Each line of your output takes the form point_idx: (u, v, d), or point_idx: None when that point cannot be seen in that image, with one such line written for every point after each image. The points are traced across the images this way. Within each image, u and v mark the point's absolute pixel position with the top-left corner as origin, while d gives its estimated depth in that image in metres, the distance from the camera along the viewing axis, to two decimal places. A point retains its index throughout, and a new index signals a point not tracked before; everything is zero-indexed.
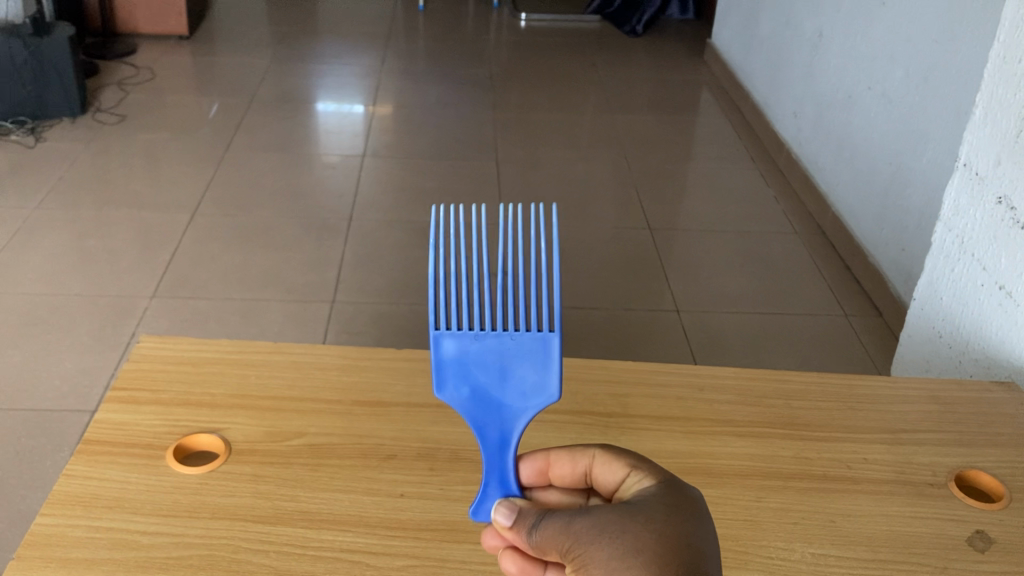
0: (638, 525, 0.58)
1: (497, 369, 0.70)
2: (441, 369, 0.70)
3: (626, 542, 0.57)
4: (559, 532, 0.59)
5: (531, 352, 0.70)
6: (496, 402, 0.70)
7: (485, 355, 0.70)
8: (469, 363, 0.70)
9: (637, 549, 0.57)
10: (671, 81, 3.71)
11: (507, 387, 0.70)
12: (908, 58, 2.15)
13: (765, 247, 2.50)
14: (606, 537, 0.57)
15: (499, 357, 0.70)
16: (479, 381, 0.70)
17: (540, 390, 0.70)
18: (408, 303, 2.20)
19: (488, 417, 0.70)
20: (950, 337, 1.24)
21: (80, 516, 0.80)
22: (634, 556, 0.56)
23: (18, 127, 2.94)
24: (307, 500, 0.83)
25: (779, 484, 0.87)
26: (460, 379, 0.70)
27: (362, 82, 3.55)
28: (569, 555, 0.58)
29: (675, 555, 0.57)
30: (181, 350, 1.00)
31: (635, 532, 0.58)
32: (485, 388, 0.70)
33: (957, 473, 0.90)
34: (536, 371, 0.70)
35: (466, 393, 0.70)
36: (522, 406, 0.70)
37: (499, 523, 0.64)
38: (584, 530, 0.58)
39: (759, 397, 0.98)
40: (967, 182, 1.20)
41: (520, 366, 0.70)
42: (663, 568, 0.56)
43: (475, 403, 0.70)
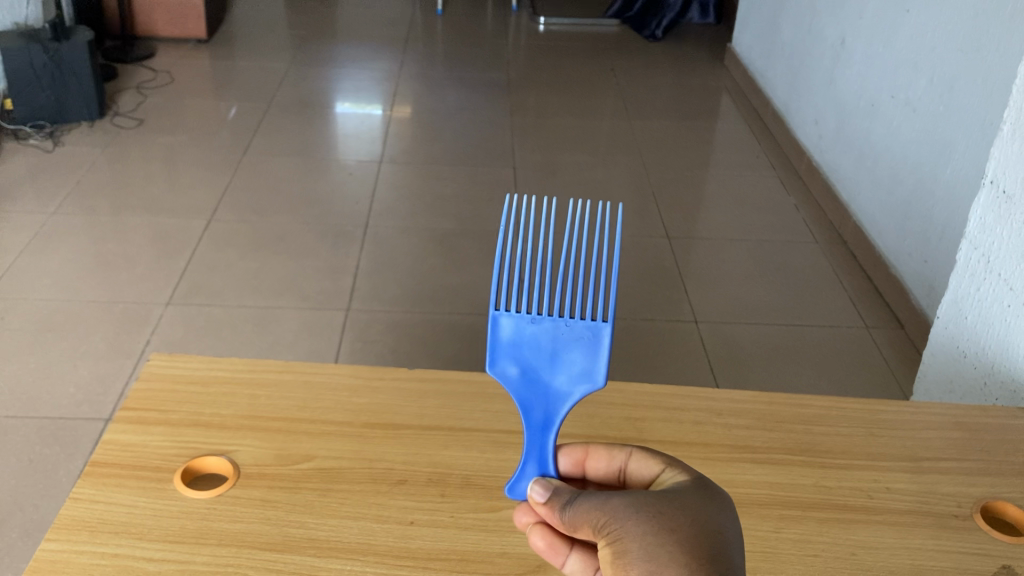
0: (673, 507, 0.59)
1: (548, 353, 0.70)
2: (496, 347, 0.70)
3: (661, 521, 0.58)
4: (594, 507, 0.60)
5: (583, 340, 0.70)
6: (544, 384, 0.70)
7: (538, 338, 0.70)
8: (523, 344, 0.70)
9: (672, 528, 0.58)
10: (690, 87, 3.68)
11: (555, 371, 0.70)
12: (932, 66, 2.12)
13: (785, 257, 2.47)
14: (641, 514, 0.59)
15: (550, 342, 0.70)
16: (530, 362, 0.70)
17: (588, 378, 0.70)
18: (423, 311, 2.19)
19: (535, 398, 0.71)
20: (974, 357, 1.22)
21: (86, 542, 0.79)
22: (668, 535, 0.57)
23: (36, 131, 2.95)
24: (315, 527, 0.81)
25: (798, 514, 0.85)
26: (512, 358, 0.71)
27: (380, 86, 3.54)
28: (603, 530, 0.59)
29: (707, 540, 0.58)
30: (191, 369, 0.99)
31: (669, 513, 0.59)
32: (535, 369, 0.70)
33: (983, 505, 0.87)
34: (586, 358, 0.70)
35: (516, 373, 0.70)
36: (569, 391, 0.70)
37: (533, 499, 0.64)
38: (621, 507, 0.59)
39: (778, 422, 0.96)
40: (994, 200, 1.17)
41: (572, 351, 0.70)
42: (693, 549, 0.57)
43: (524, 383, 0.71)
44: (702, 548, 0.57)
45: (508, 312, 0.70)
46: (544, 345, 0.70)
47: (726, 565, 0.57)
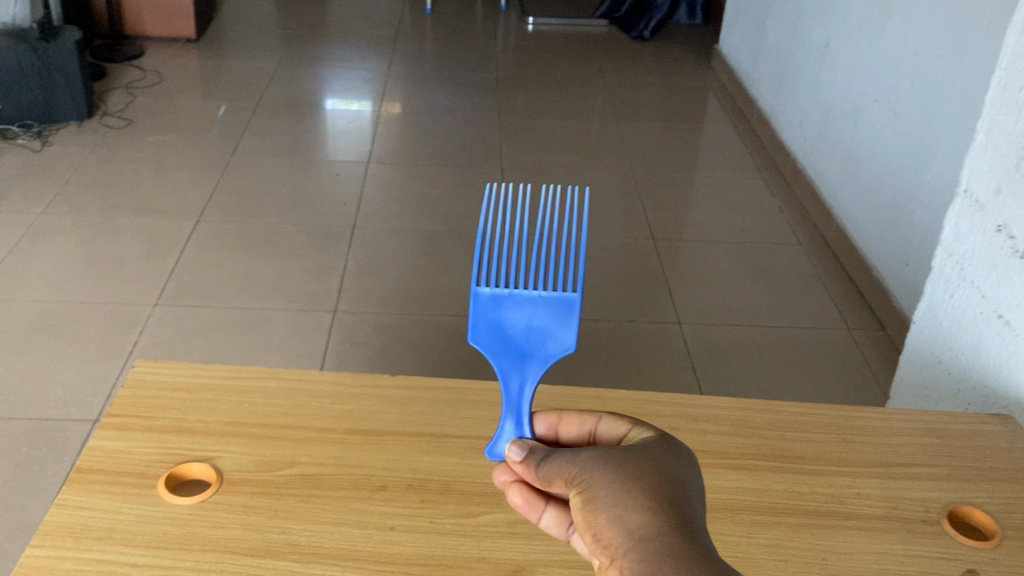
0: (639, 458, 0.58)
1: (523, 324, 0.72)
2: (475, 320, 0.72)
3: (628, 470, 0.56)
4: (564, 462, 0.59)
5: (554, 307, 0.72)
6: (519, 354, 0.72)
7: (514, 310, 0.72)
8: (500, 316, 0.72)
9: (636, 474, 0.56)
10: (678, 88, 3.71)
11: (530, 341, 0.72)
12: (915, 71, 2.14)
13: (770, 259, 2.49)
14: (608, 463, 0.57)
15: (526, 312, 0.72)
16: (507, 333, 0.72)
17: (561, 346, 0.71)
18: (411, 312, 2.21)
19: (512, 367, 0.72)
20: (948, 363, 1.24)
21: (70, 547, 0.80)
22: (633, 481, 0.56)
23: (24, 131, 2.95)
24: (297, 533, 0.83)
25: (770, 519, 0.87)
26: (491, 331, 0.72)
27: (369, 86, 3.55)
28: (573, 481, 0.58)
29: (671, 486, 0.56)
30: (176, 375, 1.01)
31: (635, 462, 0.57)
32: (512, 341, 0.72)
33: (950, 510, 0.90)
34: (559, 328, 0.72)
35: (495, 343, 0.72)
36: (543, 357, 0.71)
37: (511, 458, 0.64)
38: (589, 458, 0.58)
39: (753, 429, 0.98)
40: (967, 209, 1.19)
41: (545, 320, 0.72)
42: (658, 493, 0.55)
43: (502, 354, 0.72)
44: (666, 493, 0.55)
45: (487, 285, 0.72)
46: (520, 316, 0.72)
47: (690, 510, 0.55)
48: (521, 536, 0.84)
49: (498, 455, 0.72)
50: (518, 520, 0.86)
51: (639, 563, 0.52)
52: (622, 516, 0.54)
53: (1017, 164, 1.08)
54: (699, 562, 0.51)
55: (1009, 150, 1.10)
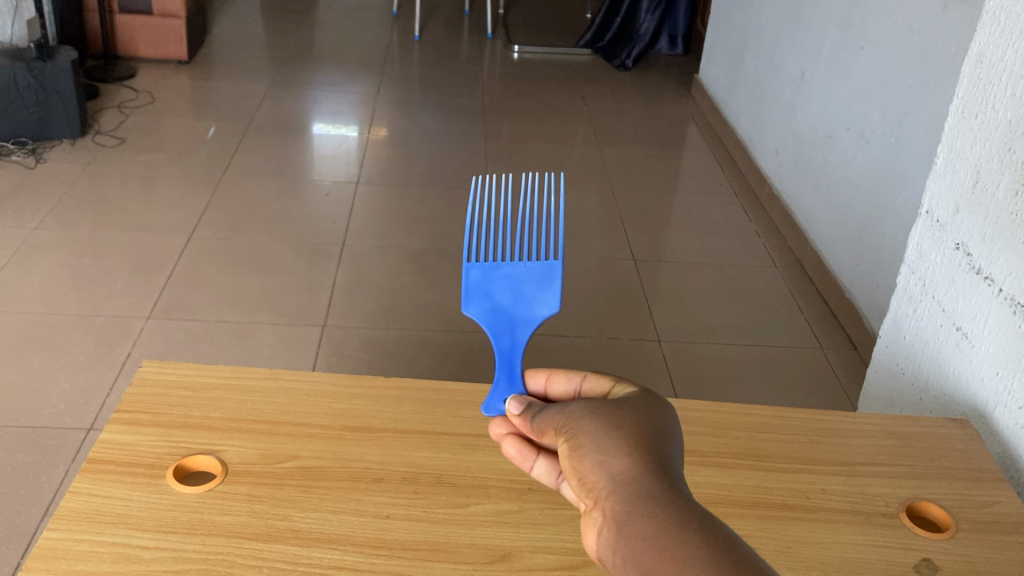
0: (622, 410, 0.61)
1: (511, 293, 0.77)
2: (467, 292, 0.77)
3: (611, 420, 0.60)
4: (558, 416, 0.63)
5: (538, 276, 0.77)
6: (508, 317, 0.77)
7: (502, 281, 0.77)
8: (490, 285, 0.77)
9: (620, 424, 0.59)
10: (659, 116, 3.80)
11: (518, 307, 0.77)
12: (884, 100, 2.23)
13: (746, 280, 2.57)
14: (596, 414, 0.61)
15: (512, 282, 0.77)
16: (498, 299, 0.77)
17: (546, 309, 0.76)
18: (397, 328, 2.26)
19: (503, 330, 0.76)
20: (911, 374, 1.31)
21: (85, 531, 0.85)
22: (615, 430, 0.59)
23: (18, 148, 3.00)
24: (298, 519, 0.88)
25: (741, 511, 0.93)
26: (481, 301, 0.77)
27: (358, 109, 3.63)
28: (565, 432, 0.61)
29: (651, 434, 0.59)
30: (181, 375, 1.06)
31: (618, 412, 0.61)
32: (502, 308, 0.77)
33: (908, 504, 0.96)
34: (544, 293, 0.77)
35: (486, 312, 0.77)
36: (530, 319, 0.77)
37: (510, 412, 0.69)
38: (579, 411, 0.62)
39: (725, 429, 1.04)
40: (929, 229, 1.27)
41: (529, 286, 0.77)
42: (637, 440, 0.58)
43: (494, 320, 0.77)
44: (646, 440, 0.58)
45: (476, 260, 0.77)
46: (508, 285, 0.77)
47: (669, 457, 0.57)
48: (509, 524, 0.90)
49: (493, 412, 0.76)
50: (505, 510, 0.91)
51: (618, 503, 0.55)
52: (605, 460, 0.57)
53: (973, 187, 1.16)
54: (674, 501, 0.53)
55: (967, 174, 1.17)
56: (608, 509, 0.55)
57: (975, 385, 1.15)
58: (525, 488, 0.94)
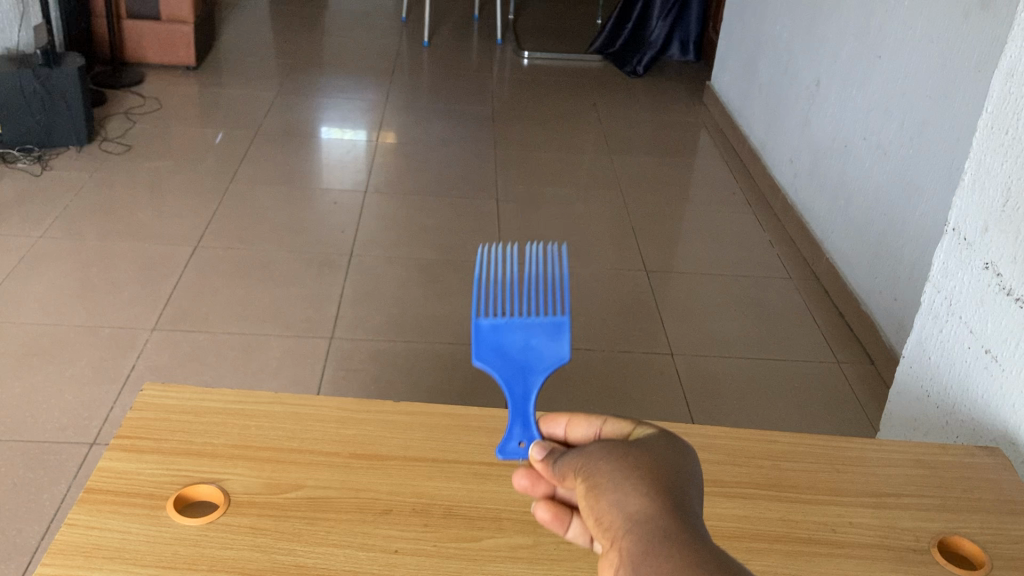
0: (640, 449, 0.57)
1: (522, 343, 0.75)
2: (477, 346, 0.75)
3: (628, 459, 0.56)
4: (575, 456, 0.60)
5: (548, 328, 0.75)
6: (520, 366, 0.75)
7: (513, 332, 0.75)
8: (500, 338, 0.75)
9: (637, 463, 0.55)
10: (670, 123, 3.76)
11: (531, 357, 0.75)
12: (902, 111, 2.19)
13: (760, 292, 2.53)
14: (613, 454, 0.57)
15: (523, 333, 0.75)
16: (508, 351, 0.75)
17: (557, 357, 0.75)
18: (407, 340, 2.22)
19: (515, 379, 0.75)
20: (936, 397, 1.27)
21: (81, 566, 0.81)
22: (632, 469, 0.55)
23: (24, 155, 2.98)
24: (303, 554, 0.85)
25: (765, 546, 0.89)
26: (493, 352, 0.75)
27: (366, 116, 3.60)
28: (582, 474, 0.57)
29: (670, 474, 0.54)
30: (183, 399, 1.02)
31: (635, 452, 0.57)
32: (512, 359, 0.75)
33: (939, 539, 0.92)
34: (555, 343, 0.75)
35: (497, 362, 0.75)
36: (540, 367, 0.75)
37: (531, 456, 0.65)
38: (596, 453, 0.58)
39: (748, 458, 1.00)
40: (955, 247, 1.22)
41: (539, 337, 0.75)
42: (654, 479, 0.54)
43: (505, 369, 0.75)
44: (665, 481, 0.54)
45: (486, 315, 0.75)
46: (519, 338, 0.75)
47: (689, 499, 0.53)
48: (524, 560, 0.86)
49: (508, 455, 0.76)
50: (520, 544, 0.87)
51: (635, 543, 0.50)
52: (620, 499, 0.53)
53: (1003, 205, 1.12)
54: (694, 542, 0.49)
55: (997, 191, 1.13)
56: (623, 550, 0.51)
57: (1006, 410, 1.10)
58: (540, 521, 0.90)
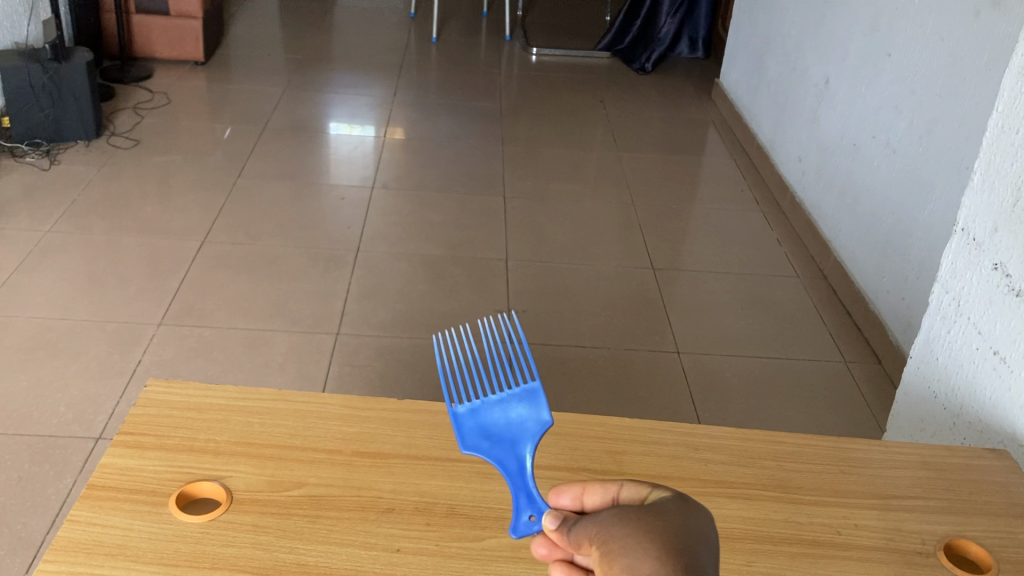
0: (653, 510, 0.56)
1: (502, 420, 0.80)
2: (462, 432, 0.79)
3: (639, 521, 0.55)
4: (589, 523, 0.59)
5: (522, 401, 0.81)
6: (506, 442, 0.78)
7: (492, 413, 0.80)
8: (482, 419, 0.80)
9: (648, 524, 0.54)
10: (678, 120, 3.75)
11: (513, 431, 0.79)
12: (912, 109, 2.18)
13: (768, 290, 2.52)
14: (626, 518, 0.56)
15: (501, 411, 0.80)
16: (491, 429, 0.79)
17: (539, 424, 0.79)
18: (413, 336, 2.22)
19: (505, 453, 0.77)
20: (944, 398, 1.26)
21: (83, 563, 0.81)
22: (643, 532, 0.54)
23: (33, 149, 2.98)
24: (305, 552, 0.84)
25: (769, 548, 0.88)
26: (478, 435, 0.79)
27: (374, 111, 3.60)
28: (597, 542, 0.56)
29: (681, 538, 0.53)
30: (186, 395, 1.02)
31: (648, 513, 0.56)
32: (497, 435, 0.79)
33: (946, 542, 0.91)
34: (533, 412, 0.80)
35: (485, 442, 0.78)
36: (526, 438, 0.79)
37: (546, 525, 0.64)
38: (609, 519, 0.57)
39: (753, 458, 1.00)
40: (964, 247, 1.22)
41: (515, 410, 0.80)
42: (665, 541, 0.53)
43: (494, 447, 0.78)
44: (676, 542, 0.53)
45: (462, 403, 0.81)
46: (498, 413, 0.80)
47: (701, 559, 0.52)
48: (526, 560, 0.85)
49: (521, 531, 0.74)
50: (522, 544, 0.87)
51: None
52: (632, 568, 0.52)
53: (1013, 205, 1.11)
54: None
55: (1007, 191, 1.12)
56: None
57: (1014, 412, 1.09)
58: None
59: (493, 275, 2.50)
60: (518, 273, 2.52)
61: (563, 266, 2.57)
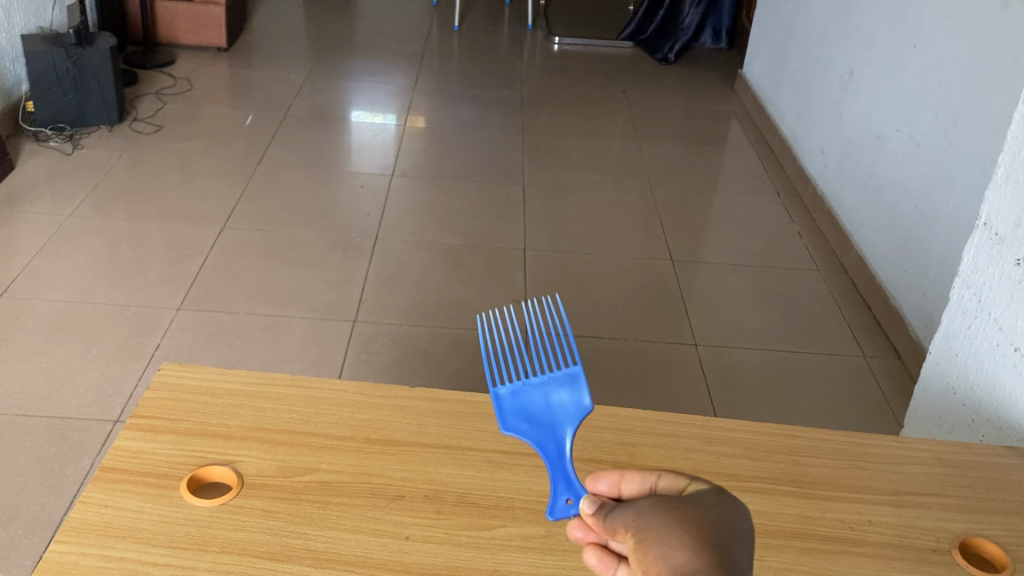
0: (688, 503, 0.57)
1: (543, 402, 0.80)
2: (502, 414, 0.79)
3: (676, 512, 0.56)
4: (625, 512, 0.60)
5: (562, 382, 0.80)
6: (547, 424, 0.78)
7: (533, 396, 0.80)
8: (522, 402, 0.79)
9: (685, 516, 0.55)
10: (700, 112, 3.73)
11: (554, 414, 0.79)
12: (937, 102, 2.15)
13: (787, 284, 2.50)
14: (662, 508, 0.57)
15: (541, 393, 0.80)
16: (531, 411, 0.79)
17: (579, 408, 0.79)
18: (429, 325, 2.22)
19: (545, 435, 0.77)
20: (963, 394, 1.24)
21: (94, 545, 0.82)
22: (680, 523, 0.55)
23: (56, 134, 3.00)
24: (314, 538, 0.84)
25: (781, 542, 0.88)
26: (517, 416, 0.79)
27: (395, 99, 3.60)
28: (632, 529, 0.57)
29: (717, 532, 0.54)
30: (200, 379, 1.03)
31: (684, 505, 0.57)
32: (537, 417, 0.79)
33: (962, 540, 0.90)
34: (573, 396, 0.79)
35: (524, 424, 0.78)
36: (566, 422, 0.78)
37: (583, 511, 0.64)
38: (646, 506, 0.58)
39: (767, 452, 0.99)
40: (986, 242, 1.20)
41: (556, 392, 0.80)
42: (701, 535, 0.54)
43: (533, 429, 0.78)
44: (711, 536, 0.54)
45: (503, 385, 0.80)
46: (538, 396, 0.80)
47: (735, 554, 0.53)
48: (535, 550, 0.85)
49: (557, 514, 0.73)
50: (532, 534, 0.87)
51: None
52: (666, 556, 0.54)
53: None
54: None
55: None
56: None
57: None
58: None
59: (510, 265, 2.50)
60: (536, 263, 2.51)
61: (581, 257, 2.56)
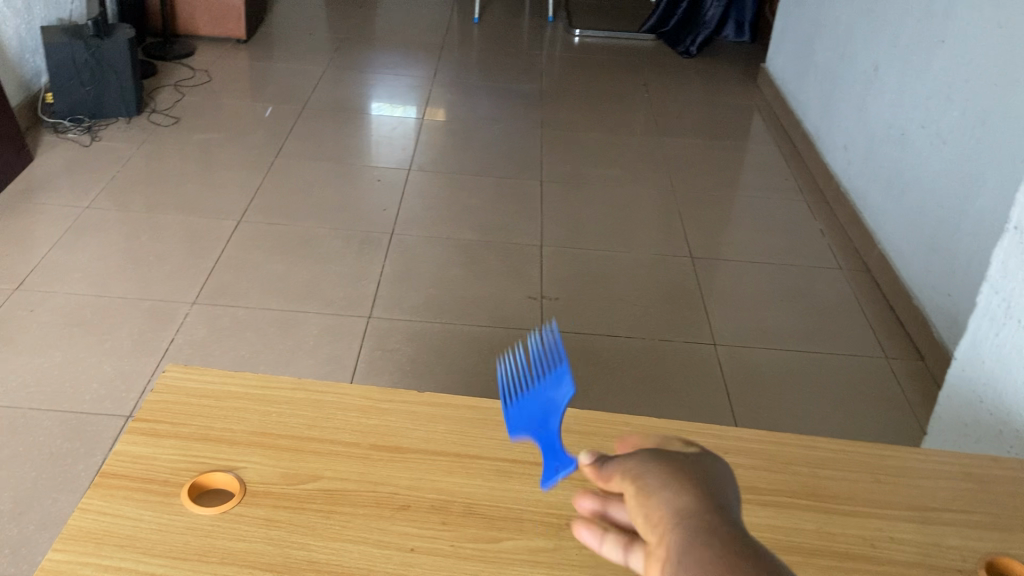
0: (682, 456, 0.59)
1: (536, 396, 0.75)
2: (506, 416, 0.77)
3: (674, 464, 0.58)
4: (617, 463, 0.61)
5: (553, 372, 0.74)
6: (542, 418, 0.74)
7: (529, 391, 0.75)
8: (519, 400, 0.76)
9: (683, 467, 0.57)
10: (723, 105, 3.68)
11: (543, 407, 0.74)
12: (965, 99, 2.10)
13: (809, 283, 2.46)
14: (658, 459, 0.59)
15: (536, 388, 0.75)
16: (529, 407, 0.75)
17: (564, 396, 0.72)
18: (444, 321, 2.19)
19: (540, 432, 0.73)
20: (991, 403, 1.21)
21: (91, 554, 0.80)
22: (679, 473, 0.56)
23: (75, 125, 3.00)
24: (316, 549, 0.82)
25: (799, 560, 0.85)
26: (515, 416, 0.75)
27: (414, 92, 3.57)
28: (628, 476, 0.58)
29: (715, 479, 0.56)
30: (204, 383, 1.01)
31: (677, 458, 0.58)
32: (531, 413, 0.74)
33: (988, 560, 0.86)
34: (560, 385, 0.73)
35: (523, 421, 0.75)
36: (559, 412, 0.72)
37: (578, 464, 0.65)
38: (643, 456, 0.59)
39: (785, 463, 0.96)
40: (1016, 246, 1.15)
41: (548, 383, 0.74)
42: (700, 481, 0.55)
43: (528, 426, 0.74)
44: (710, 484, 0.55)
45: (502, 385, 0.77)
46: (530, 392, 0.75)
47: (731, 501, 0.54)
48: (544, 565, 0.82)
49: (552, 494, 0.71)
50: (541, 548, 0.84)
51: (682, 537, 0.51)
52: (669, 501, 0.54)
53: None
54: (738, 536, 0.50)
55: None
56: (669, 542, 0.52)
57: None
58: (564, 524, 0.87)
59: (527, 261, 2.47)
60: (553, 259, 2.48)
61: (599, 253, 2.52)
